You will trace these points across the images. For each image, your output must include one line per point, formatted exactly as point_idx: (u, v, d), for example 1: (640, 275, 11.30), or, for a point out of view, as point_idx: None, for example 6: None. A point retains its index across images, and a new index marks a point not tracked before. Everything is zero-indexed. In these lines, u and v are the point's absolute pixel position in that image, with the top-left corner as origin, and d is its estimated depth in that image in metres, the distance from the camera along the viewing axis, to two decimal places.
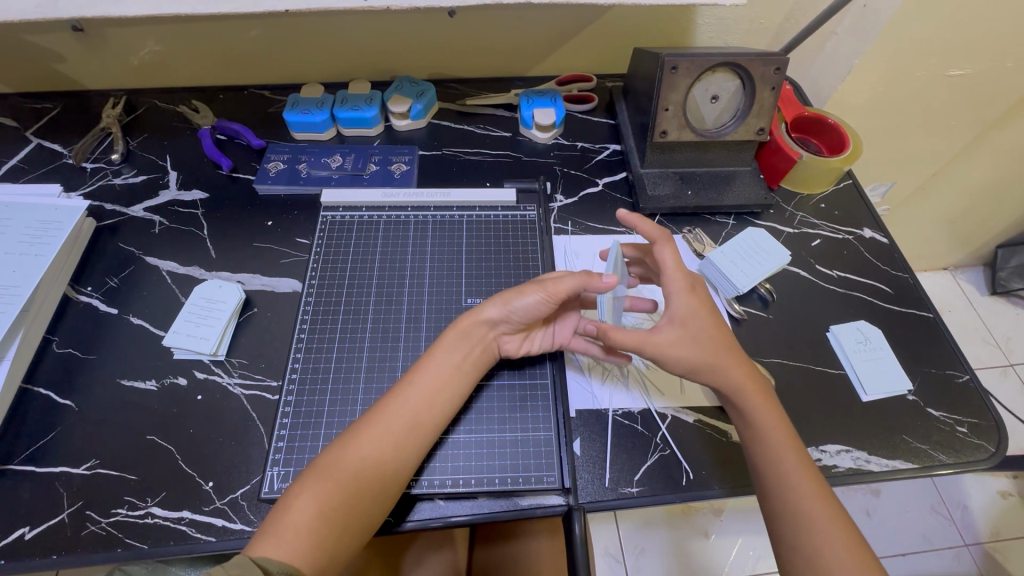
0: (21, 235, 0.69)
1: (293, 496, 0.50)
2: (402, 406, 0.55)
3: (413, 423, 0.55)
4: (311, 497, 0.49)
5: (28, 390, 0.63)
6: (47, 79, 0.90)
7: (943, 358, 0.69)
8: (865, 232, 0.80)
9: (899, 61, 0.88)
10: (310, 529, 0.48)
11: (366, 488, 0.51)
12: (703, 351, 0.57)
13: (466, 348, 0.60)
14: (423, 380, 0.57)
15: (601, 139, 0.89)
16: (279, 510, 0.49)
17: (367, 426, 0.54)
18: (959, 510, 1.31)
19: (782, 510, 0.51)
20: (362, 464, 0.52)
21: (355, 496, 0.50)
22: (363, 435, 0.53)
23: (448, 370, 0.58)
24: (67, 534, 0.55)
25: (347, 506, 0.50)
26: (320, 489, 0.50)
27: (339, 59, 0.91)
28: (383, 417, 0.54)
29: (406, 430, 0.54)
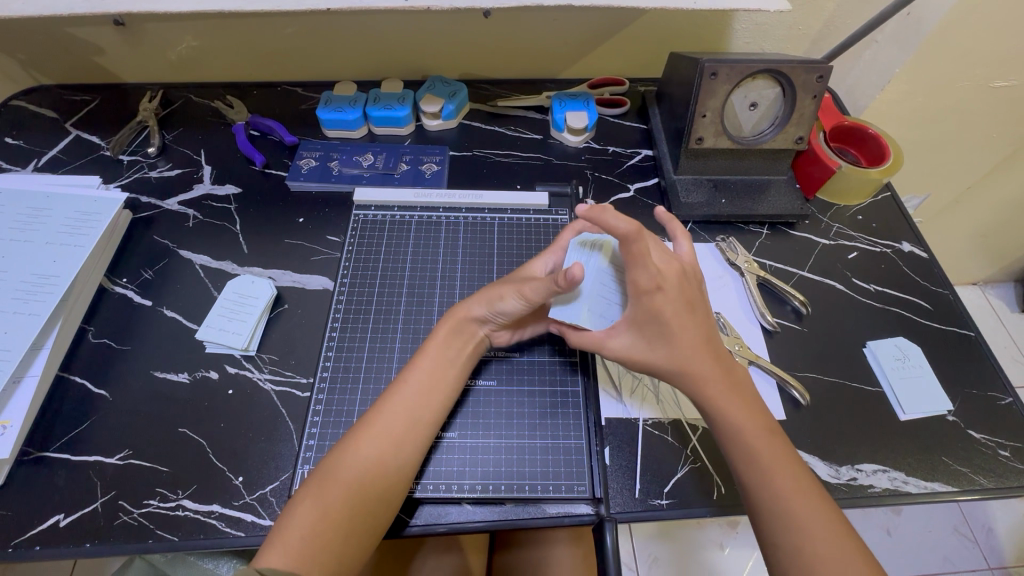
0: (61, 226, 0.70)
1: (293, 506, 0.50)
2: (398, 400, 0.55)
3: (409, 419, 0.54)
4: (312, 503, 0.49)
5: (64, 378, 0.64)
6: (86, 71, 0.91)
7: (986, 378, 0.67)
8: (903, 245, 0.78)
9: (943, 71, 0.86)
10: (317, 534, 0.48)
11: (367, 490, 0.51)
12: (666, 354, 0.53)
13: (458, 325, 0.59)
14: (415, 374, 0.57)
15: (633, 144, 0.88)
16: (283, 517, 0.49)
17: (366, 426, 0.54)
18: (984, 532, 1.27)
19: (768, 521, 0.48)
20: (362, 464, 0.51)
21: (353, 498, 0.50)
22: (360, 433, 0.53)
23: (443, 358, 0.58)
24: (100, 522, 0.55)
25: (347, 509, 0.49)
26: (318, 485, 0.50)
27: (372, 58, 0.91)
28: (383, 415, 0.54)
29: (403, 427, 0.54)
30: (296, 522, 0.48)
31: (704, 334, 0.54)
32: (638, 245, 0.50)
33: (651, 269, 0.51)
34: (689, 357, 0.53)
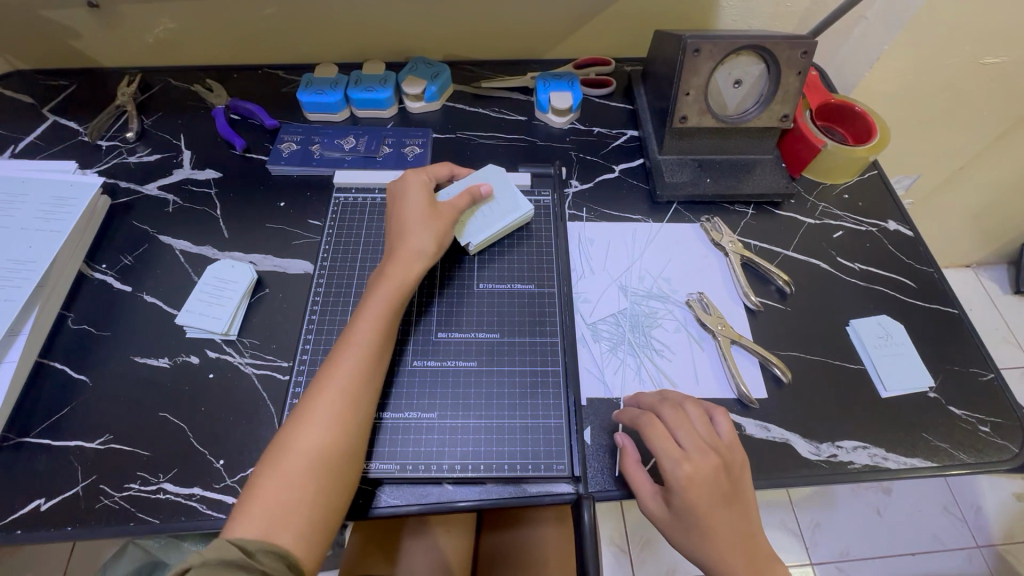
0: (37, 211, 0.69)
1: (257, 484, 0.49)
2: (345, 360, 0.55)
3: (360, 377, 0.54)
4: (277, 474, 0.49)
5: (44, 364, 0.64)
6: (62, 54, 0.90)
7: (968, 355, 0.67)
8: (889, 224, 0.78)
9: (931, 46, 0.85)
10: (285, 503, 0.48)
11: (328, 455, 0.50)
12: (706, 546, 0.51)
13: (407, 276, 0.60)
14: (359, 332, 0.56)
15: (619, 125, 0.87)
16: (247, 494, 0.49)
17: (318, 390, 0.53)
18: (972, 512, 1.29)
19: None
20: (317, 428, 0.51)
21: (317, 463, 0.50)
22: (315, 399, 0.53)
23: (386, 310, 0.58)
24: (81, 506, 0.55)
25: (312, 476, 0.49)
26: (280, 457, 0.50)
27: (354, 40, 0.89)
28: (336, 372, 0.54)
29: (355, 386, 0.54)
30: (261, 495, 0.48)
31: (741, 520, 0.52)
32: (672, 414, 0.55)
33: (696, 440, 0.52)
34: (720, 552, 0.50)
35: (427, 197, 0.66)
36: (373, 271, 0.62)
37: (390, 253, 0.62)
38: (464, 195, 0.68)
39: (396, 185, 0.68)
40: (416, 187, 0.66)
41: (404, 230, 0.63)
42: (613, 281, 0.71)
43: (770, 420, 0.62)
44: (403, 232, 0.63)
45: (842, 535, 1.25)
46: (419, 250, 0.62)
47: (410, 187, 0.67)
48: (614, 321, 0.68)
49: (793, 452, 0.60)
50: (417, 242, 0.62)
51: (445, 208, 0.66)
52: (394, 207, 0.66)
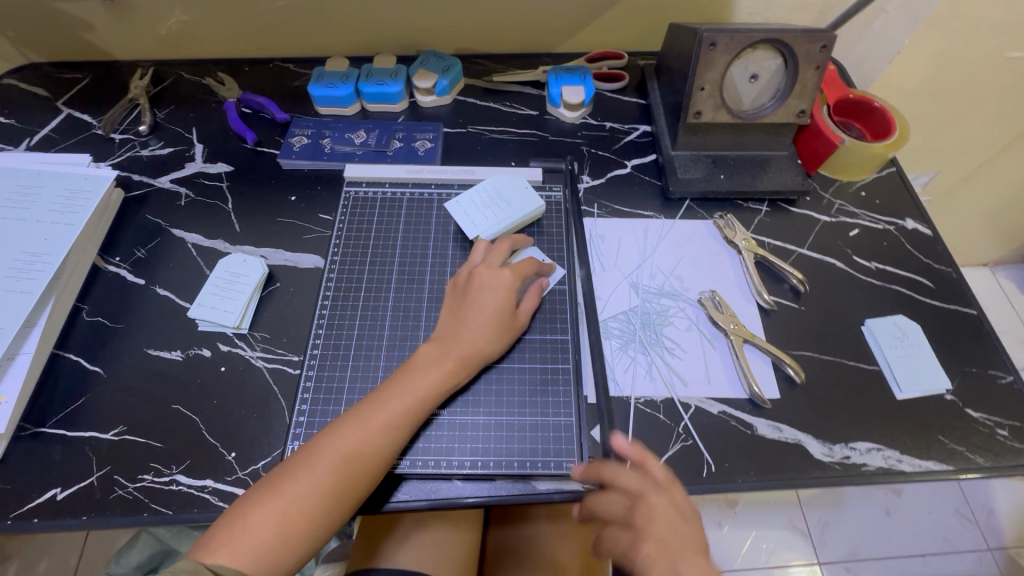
0: (52, 204, 0.70)
1: (248, 508, 0.49)
2: (372, 426, 0.53)
3: (376, 444, 0.52)
4: (270, 507, 0.48)
5: (59, 355, 0.64)
6: (76, 47, 0.90)
7: (986, 357, 0.66)
8: (907, 222, 0.76)
9: (952, 40, 0.83)
10: (266, 546, 0.47)
11: (321, 508, 0.50)
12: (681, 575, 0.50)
13: (457, 369, 0.57)
14: (395, 408, 0.54)
15: (631, 119, 0.86)
16: (235, 515, 0.49)
17: (330, 442, 0.52)
18: (985, 513, 1.27)
19: None
20: (317, 482, 0.50)
21: (309, 512, 0.49)
22: (325, 450, 0.51)
23: (425, 397, 0.56)
24: (96, 496, 0.56)
25: (299, 524, 0.49)
26: (276, 491, 0.49)
27: (365, 33, 0.89)
28: (364, 427, 0.53)
29: (372, 457, 0.52)
30: (247, 526, 0.48)
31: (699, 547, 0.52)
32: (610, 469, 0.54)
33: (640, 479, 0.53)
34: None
35: (510, 304, 0.61)
36: (426, 346, 0.59)
37: (448, 339, 0.59)
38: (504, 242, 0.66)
39: (481, 270, 0.63)
40: (506, 285, 0.62)
41: (479, 325, 0.60)
42: (625, 278, 0.71)
43: (782, 420, 0.61)
44: (470, 328, 0.59)
45: (851, 535, 1.24)
46: (479, 353, 0.59)
47: (498, 284, 0.61)
48: (625, 319, 0.68)
49: (805, 453, 0.59)
50: (480, 342, 0.59)
51: (519, 319, 0.62)
52: (473, 294, 0.61)
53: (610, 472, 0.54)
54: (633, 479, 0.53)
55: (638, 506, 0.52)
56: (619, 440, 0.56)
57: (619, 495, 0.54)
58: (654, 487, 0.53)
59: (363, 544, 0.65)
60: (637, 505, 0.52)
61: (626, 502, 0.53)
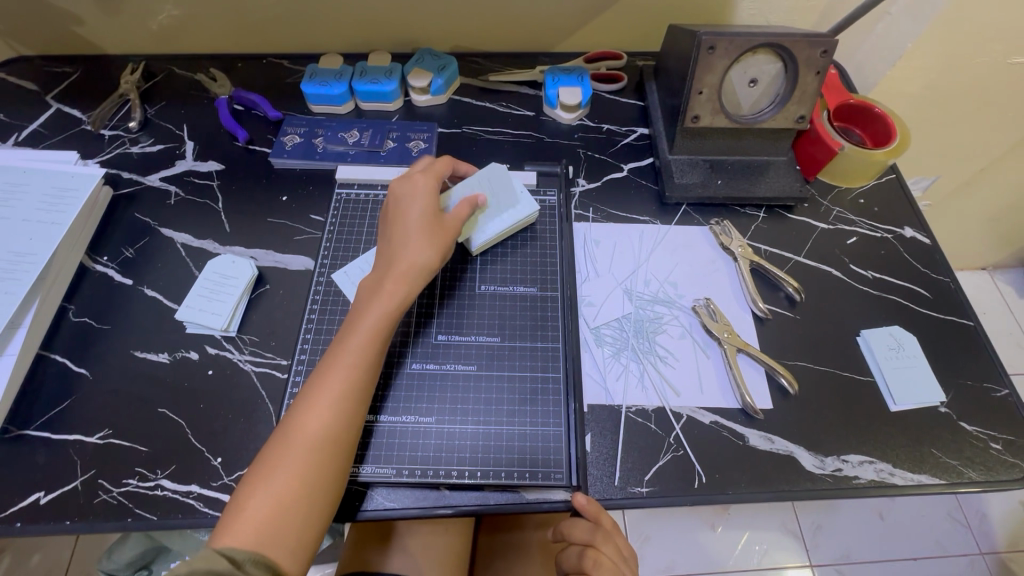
0: (39, 202, 0.69)
1: (247, 490, 0.48)
2: (336, 365, 0.53)
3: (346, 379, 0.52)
4: (266, 483, 0.48)
5: (44, 357, 0.64)
6: (65, 40, 0.88)
7: (982, 370, 0.65)
8: (905, 231, 0.75)
9: (954, 44, 0.82)
10: (273, 519, 0.46)
11: (316, 465, 0.49)
12: None
13: (406, 292, 0.57)
14: (355, 342, 0.54)
15: (628, 122, 0.85)
16: (236, 501, 0.47)
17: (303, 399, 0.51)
18: (977, 519, 1.27)
19: None
20: (301, 439, 0.49)
21: (308, 476, 0.48)
22: (297, 417, 0.51)
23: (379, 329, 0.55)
24: (80, 500, 0.55)
25: (300, 488, 0.48)
26: (271, 464, 0.49)
27: (360, 29, 0.87)
28: (330, 379, 0.52)
29: (345, 394, 0.52)
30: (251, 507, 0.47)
31: None
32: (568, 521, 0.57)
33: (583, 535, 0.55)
34: None
35: (435, 210, 0.62)
36: (369, 279, 0.59)
37: (385, 264, 0.59)
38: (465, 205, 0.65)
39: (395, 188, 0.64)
40: (423, 195, 0.62)
41: (400, 241, 0.59)
42: (619, 284, 0.70)
43: (774, 431, 0.60)
44: (405, 241, 0.59)
45: (843, 538, 1.23)
46: (421, 266, 0.58)
47: (415, 194, 0.62)
48: (618, 325, 0.67)
49: (797, 465, 0.59)
50: (428, 253, 0.59)
51: (450, 225, 0.62)
52: (397, 210, 0.62)
53: (568, 527, 0.56)
54: (584, 530, 0.55)
55: (586, 558, 0.55)
56: (579, 500, 0.54)
57: (574, 545, 0.56)
58: (601, 539, 0.55)
59: (351, 548, 0.65)
60: (587, 555, 0.55)
61: (579, 553, 0.55)
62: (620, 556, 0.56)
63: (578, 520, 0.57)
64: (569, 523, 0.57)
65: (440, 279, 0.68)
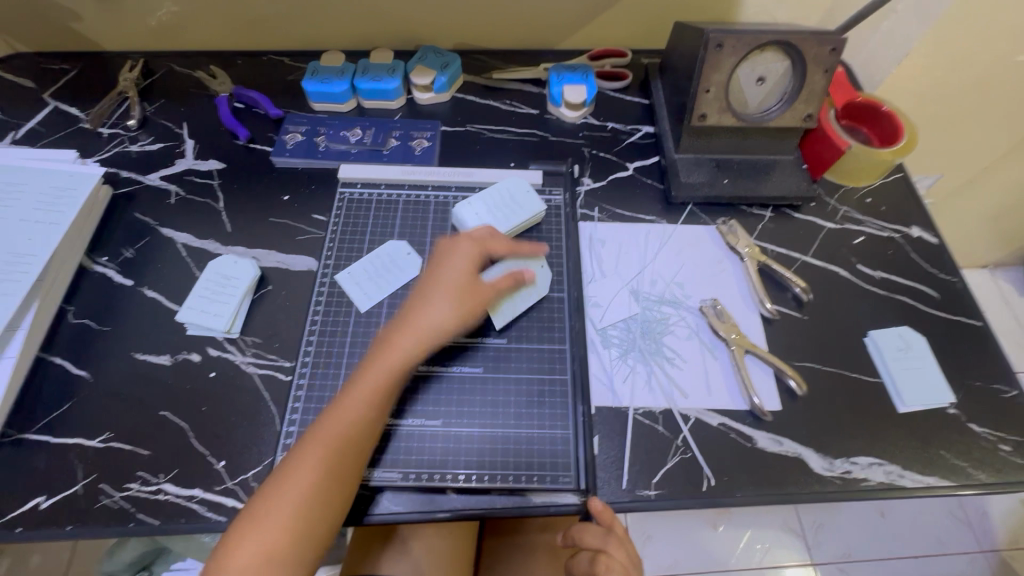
0: (37, 202, 0.68)
1: (239, 533, 0.48)
2: (337, 421, 0.52)
3: (344, 434, 0.51)
4: (259, 528, 0.48)
5: (44, 359, 0.63)
6: (62, 37, 0.87)
7: (990, 370, 0.65)
8: (912, 230, 0.75)
9: (961, 42, 0.81)
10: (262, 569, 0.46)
11: (310, 515, 0.49)
12: None
13: (421, 346, 0.56)
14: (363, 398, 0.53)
15: (633, 120, 0.84)
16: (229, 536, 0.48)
17: (303, 449, 0.51)
18: (978, 516, 1.27)
19: None
20: (298, 490, 0.49)
21: (305, 516, 0.49)
22: (302, 455, 0.50)
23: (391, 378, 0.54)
24: (81, 505, 0.55)
25: (294, 538, 0.48)
26: (267, 505, 0.48)
27: (362, 26, 0.86)
28: (336, 423, 0.52)
29: (338, 446, 0.51)
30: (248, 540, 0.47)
31: None
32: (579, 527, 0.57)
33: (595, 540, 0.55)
34: None
35: (470, 268, 0.60)
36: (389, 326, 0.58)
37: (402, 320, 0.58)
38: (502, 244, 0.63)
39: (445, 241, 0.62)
40: (463, 252, 0.60)
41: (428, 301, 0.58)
42: (625, 285, 0.69)
43: (782, 433, 0.60)
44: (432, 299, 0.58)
45: (845, 536, 1.23)
46: (446, 320, 0.57)
47: (455, 249, 0.61)
48: (625, 327, 0.66)
49: (806, 468, 0.58)
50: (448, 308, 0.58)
51: (485, 288, 0.60)
52: (433, 265, 0.61)
53: (579, 531, 0.56)
54: (596, 535, 0.55)
55: (598, 564, 0.53)
56: (595, 504, 0.54)
57: (586, 552, 0.55)
58: (613, 544, 0.54)
59: (355, 551, 0.64)
60: (598, 561, 0.53)
61: (590, 559, 0.54)
62: (631, 565, 0.55)
63: (589, 526, 0.57)
64: (580, 527, 0.56)
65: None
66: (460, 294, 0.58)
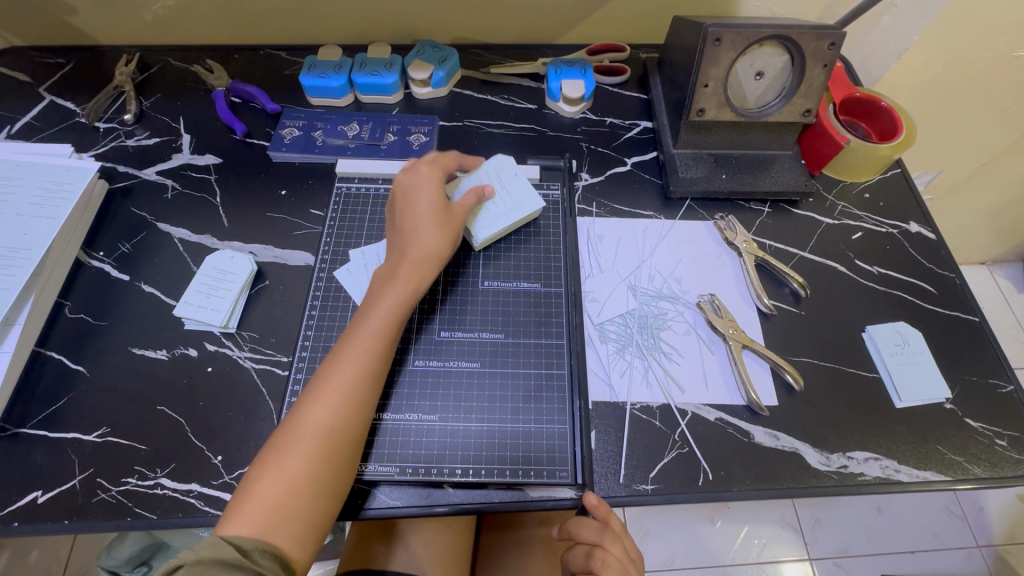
0: (33, 196, 0.67)
1: (259, 475, 0.48)
2: (340, 370, 0.52)
3: (363, 363, 0.53)
4: (275, 475, 0.47)
5: (40, 354, 0.63)
6: (57, 31, 0.87)
7: (987, 366, 0.65)
8: (911, 226, 0.75)
9: (961, 36, 0.81)
10: (279, 512, 0.46)
11: (322, 459, 0.49)
12: None
13: (415, 281, 0.58)
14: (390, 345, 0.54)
15: (632, 115, 0.84)
16: (245, 485, 0.48)
17: (313, 391, 0.52)
18: (974, 511, 1.28)
19: None
20: (309, 434, 0.49)
21: (318, 457, 0.49)
22: (315, 393, 0.51)
23: (393, 309, 0.56)
24: (78, 499, 0.55)
25: (309, 481, 0.48)
26: (287, 445, 0.49)
27: (359, 21, 0.86)
28: (347, 361, 0.53)
29: (354, 390, 0.52)
30: (267, 482, 0.47)
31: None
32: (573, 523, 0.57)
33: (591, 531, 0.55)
34: None
35: (440, 195, 0.63)
36: (382, 269, 0.60)
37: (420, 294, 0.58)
38: (472, 195, 0.66)
39: (403, 176, 0.65)
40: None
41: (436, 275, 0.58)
42: (623, 280, 0.69)
43: (780, 428, 0.60)
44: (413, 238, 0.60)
45: (842, 531, 1.24)
46: (430, 250, 0.60)
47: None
48: (622, 322, 0.66)
49: (803, 462, 0.58)
50: (430, 246, 0.60)
51: (455, 215, 0.63)
52: (401, 201, 0.63)
53: (575, 525, 0.56)
54: (592, 530, 0.55)
55: (594, 559, 0.53)
56: (590, 498, 0.54)
57: (582, 546, 0.55)
58: (609, 539, 0.55)
59: (353, 546, 0.64)
60: (594, 555, 0.54)
61: (585, 553, 0.54)
62: (628, 561, 0.55)
63: (585, 521, 0.57)
64: (576, 522, 0.56)
65: (443, 280, 0.67)
66: (422, 224, 0.61)
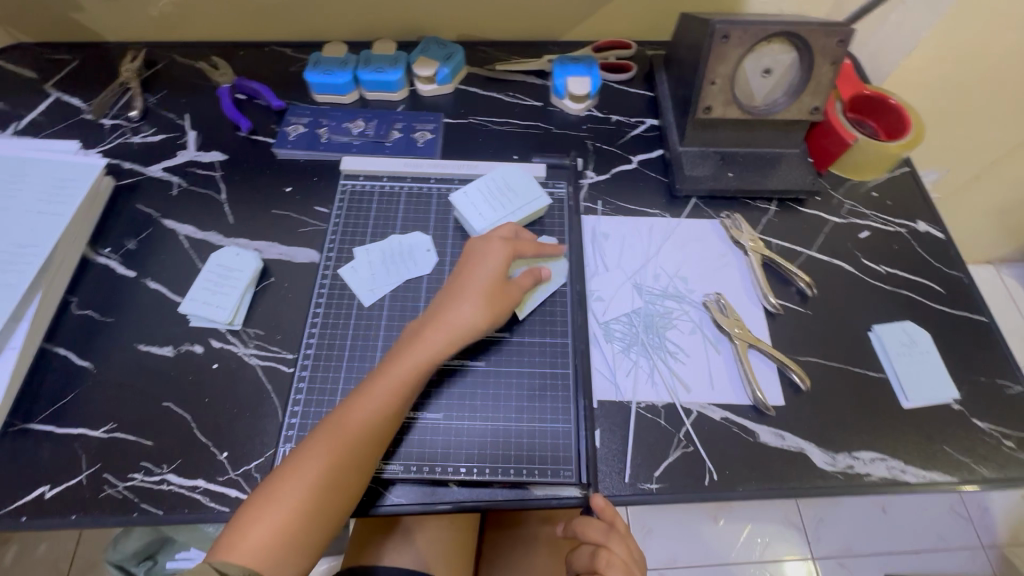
0: (40, 193, 0.68)
1: (256, 508, 0.48)
2: (352, 423, 0.51)
3: (377, 418, 0.52)
4: (271, 509, 0.47)
5: (47, 349, 0.63)
6: (63, 27, 0.87)
7: (995, 366, 0.64)
8: (918, 225, 0.74)
9: (970, 34, 0.80)
10: (269, 550, 0.46)
11: (316, 503, 0.48)
12: None
13: (443, 347, 0.56)
14: (397, 371, 0.54)
15: (638, 112, 0.83)
16: (242, 513, 0.48)
17: (322, 438, 0.51)
18: (979, 512, 1.27)
19: None
20: (307, 476, 0.49)
21: (313, 499, 0.48)
22: (323, 438, 0.51)
23: (415, 372, 0.54)
24: (85, 495, 0.55)
25: (300, 523, 0.48)
26: (284, 481, 0.49)
27: (365, 17, 0.86)
28: (359, 412, 0.52)
29: (362, 445, 0.51)
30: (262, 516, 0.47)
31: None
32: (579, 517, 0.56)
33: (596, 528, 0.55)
34: None
35: (500, 272, 0.59)
36: (414, 323, 0.58)
37: (431, 314, 0.58)
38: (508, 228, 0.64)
39: (473, 241, 0.62)
40: (497, 253, 0.60)
41: (452, 297, 0.58)
42: (628, 278, 0.69)
43: (785, 428, 0.60)
44: (458, 294, 0.58)
45: (845, 530, 1.24)
46: (462, 321, 0.57)
47: (488, 251, 0.60)
48: (627, 321, 0.66)
49: (808, 462, 0.58)
50: (467, 316, 0.57)
51: (511, 293, 0.60)
52: (463, 262, 0.61)
53: (579, 525, 0.55)
54: (597, 530, 0.55)
55: (598, 560, 0.54)
56: (597, 500, 0.53)
57: (586, 545, 0.55)
58: (614, 540, 0.54)
59: (357, 540, 0.65)
60: (599, 556, 0.54)
61: (591, 552, 0.55)
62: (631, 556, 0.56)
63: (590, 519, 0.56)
64: (581, 521, 0.56)
65: None
66: (470, 285, 0.58)
